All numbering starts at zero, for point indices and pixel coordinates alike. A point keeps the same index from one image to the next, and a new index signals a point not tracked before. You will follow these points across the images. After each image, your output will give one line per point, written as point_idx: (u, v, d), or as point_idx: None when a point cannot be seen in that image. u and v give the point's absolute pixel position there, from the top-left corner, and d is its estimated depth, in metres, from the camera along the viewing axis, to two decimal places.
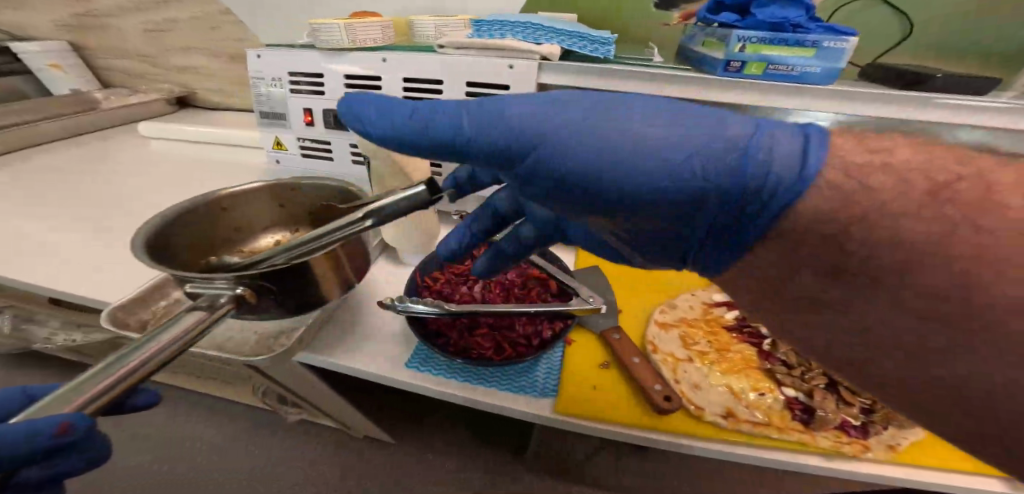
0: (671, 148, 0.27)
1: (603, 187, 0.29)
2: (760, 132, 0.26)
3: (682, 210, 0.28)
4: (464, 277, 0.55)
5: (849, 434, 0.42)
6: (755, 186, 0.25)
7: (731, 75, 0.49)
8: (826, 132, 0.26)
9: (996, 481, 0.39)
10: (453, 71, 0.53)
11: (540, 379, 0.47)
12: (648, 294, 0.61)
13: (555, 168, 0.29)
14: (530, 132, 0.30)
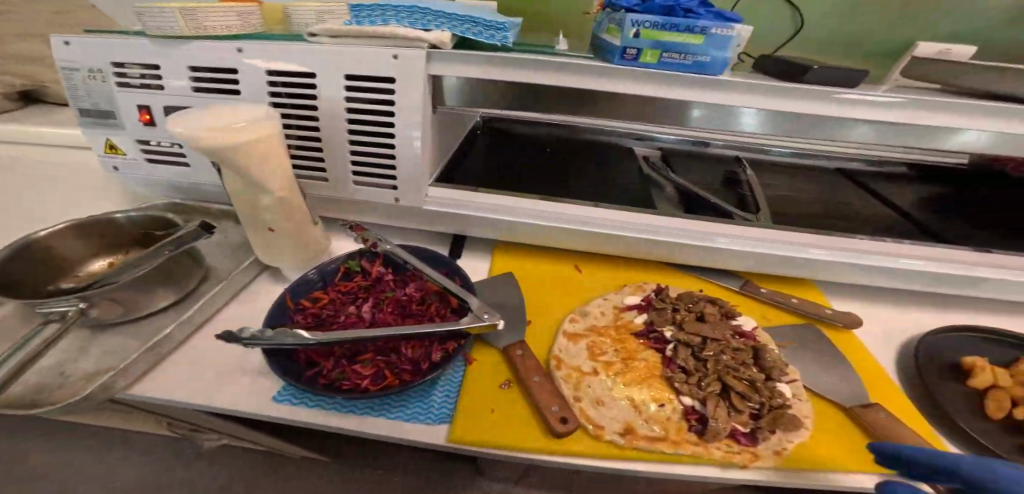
0: None
1: None
2: None
3: None
4: (351, 295, 0.48)
5: (739, 442, 0.41)
6: None
7: (626, 63, 0.48)
8: None
9: (876, 478, 0.40)
10: (327, 62, 0.45)
11: (433, 403, 0.43)
12: (560, 300, 0.58)
13: None
14: None
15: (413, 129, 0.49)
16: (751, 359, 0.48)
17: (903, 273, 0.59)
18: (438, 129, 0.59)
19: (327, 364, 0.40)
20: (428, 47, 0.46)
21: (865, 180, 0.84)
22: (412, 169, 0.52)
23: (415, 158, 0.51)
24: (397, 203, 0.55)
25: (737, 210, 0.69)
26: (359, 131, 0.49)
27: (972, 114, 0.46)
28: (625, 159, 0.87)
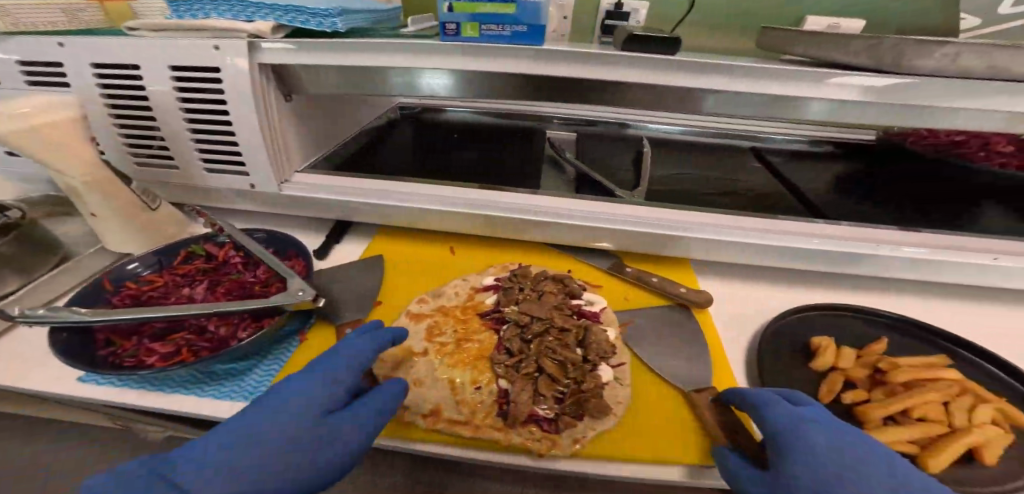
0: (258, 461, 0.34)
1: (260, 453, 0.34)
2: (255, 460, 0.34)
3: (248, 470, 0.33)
4: (188, 278, 0.51)
5: (540, 429, 0.41)
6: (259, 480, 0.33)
7: (450, 39, 0.46)
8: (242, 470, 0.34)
9: (669, 468, 0.40)
10: (144, 53, 0.46)
11: (248, 381, 0.45)
12: (422, 282, 0.59)
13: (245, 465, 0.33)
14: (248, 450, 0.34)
15: (248, 119, 0.49)
16: (579, 341, 0.48)
17: (772, 252, 0.57)
18: (297, 116, 0.59)
19: (129, 345, 0.43)
20: (249, 36, 0.45)
21: (774, 160, 0.83)
22: (258, 157, 0.53)
23: (257, 146, 0.51)
24: (253, 189, 0.56)
25: (615, 188, 0.68)
26: (195, 120, 0.50)
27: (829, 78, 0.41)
28: (532, 145, 0.86)
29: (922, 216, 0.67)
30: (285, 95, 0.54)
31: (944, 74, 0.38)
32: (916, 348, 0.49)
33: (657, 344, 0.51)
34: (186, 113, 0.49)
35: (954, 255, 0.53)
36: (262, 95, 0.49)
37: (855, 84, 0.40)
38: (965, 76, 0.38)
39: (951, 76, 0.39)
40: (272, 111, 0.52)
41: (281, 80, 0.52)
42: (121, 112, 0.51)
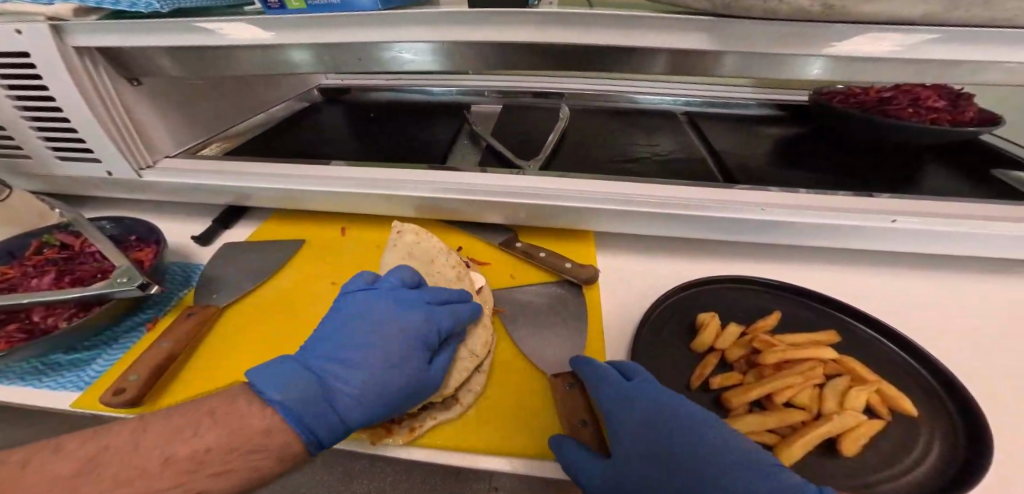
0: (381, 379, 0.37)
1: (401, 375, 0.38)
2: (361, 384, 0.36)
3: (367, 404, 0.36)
4: (36, 268, 0.50)
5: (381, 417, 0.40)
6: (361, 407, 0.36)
7: (275, 13, 0.44)
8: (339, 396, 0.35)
9: (507, 459, 0.36)
10: None
11: (87, 371, 0.43)
12: (309, 262, 0.56)
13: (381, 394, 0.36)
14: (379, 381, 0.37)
15: (72, 97, 0.49)
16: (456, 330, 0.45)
17: (670, 219, 0.52)
18: (165, 99, 0.58)
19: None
20: (48, 20, 0.44)
21: (707, 127, 0.78)
22: (99, 141, 0.52)
23: (94, 131, 0.51)
24: (113, 177, 0.57)
25: (518, 159, 0.63)
26: (28, 110, 0.51)
27: (648, 31, 0.40)
28: (451, 121, 0.81)
29: (855, 178, 0.61)
30: (131, 79, 0.53)
31: (778, 15, 0.36)
32: (814, 323, 0.47)
33: (528, 323, 0.47)
34: (16, 103, 0.50)
35: (863, 213, 0.48)
36: (86, 81, 0.48)
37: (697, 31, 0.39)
38: (803, 17, 0.35)
39: (788, 16, 0.36)
40: (110, 95, 0.51)
41: (116, 63, 0.50)
42: None
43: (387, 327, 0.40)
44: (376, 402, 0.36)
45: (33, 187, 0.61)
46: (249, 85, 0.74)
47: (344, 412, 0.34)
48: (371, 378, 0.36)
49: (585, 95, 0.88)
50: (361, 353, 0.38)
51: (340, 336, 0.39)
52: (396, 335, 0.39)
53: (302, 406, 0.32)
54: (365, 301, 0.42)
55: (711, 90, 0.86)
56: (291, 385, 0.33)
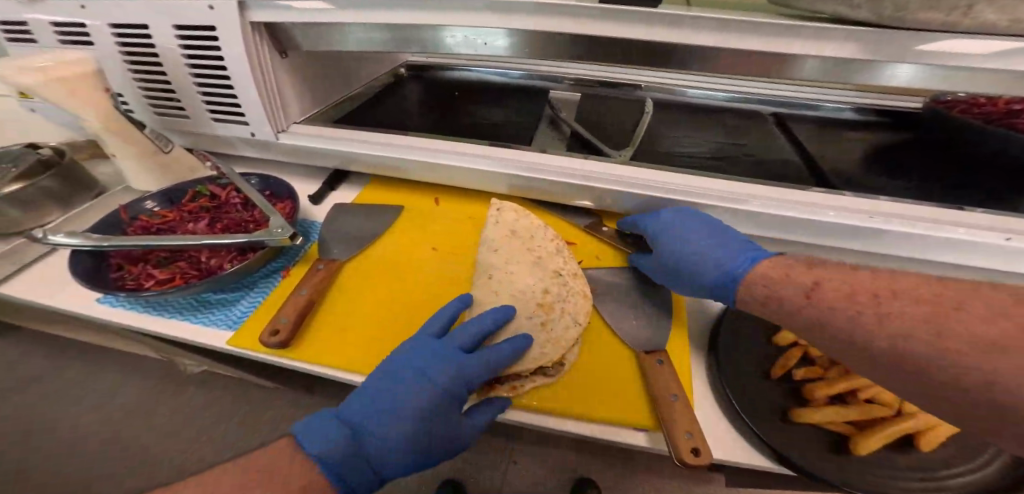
0: (399, 446, 0.38)
1: (420, 445, 0.39)
2: (377, 447, 0.38)
3: (379, 466, 0.38)
4: (192, 215, 0.58)
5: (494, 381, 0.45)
6: (373, 469, 0.37)
7: None
8: (357, 457, 0.36)
9: (609, 428, 0.40)
10: (152, 14, 0.54)
11: (234, 311, 0.51)
12: (411, 228, 0.62)
13: (390, 463, 0.38)
14: (395, 450, 0.38)
15: (240, 66, 0.55)
16: (562, 305, 0.48)
17: (761, 217, 0.53)
18: (297, 72, 0.65)
19: (137, 269, 0.51)
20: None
21: (797, 128, 0.76)
22: (252, 104, 0.60)
23: (250, 96, 0.58)
24: (254, 137, 0.64)
25: (608, 147, 0.66)
26: (197, 75, 0.59)
27: (794, 35, 0.40)
28: (534, 105, 0.84)
29: (962, 193, 0.59)
30: (280, 51, 0.60)
31: (954, 28, 0.35)
32: None
33: (618, 302, 0.51)
34: (189, 69, 0.58)
35: (975, 228, 0.47)
36: (253, 53, 0.55)
37: (850, 39, 0.39)
38: (984, 31, 0.35)
39: (965, 30, 0.35)
40: (266, 65, 0.58)
41: (272, 35, 0.57)
42: (133, 59, 0.60)
43: (424, 387, 0.39)
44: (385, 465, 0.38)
45: (182, 143, 0.71)
46: (353, 60, 0.80)
47: (372, 459, 0.37)
48: (399, 438, 0.38)
49: (667, 87, 0.88)
50: (393, 408, 0.39)
51: (381, 383, 0.40)
52: (430, 398, 0.39)
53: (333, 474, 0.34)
54: (421, 357, 0.41)
55: (803, 91, 0.83)
56: (331, 442, 0.35)
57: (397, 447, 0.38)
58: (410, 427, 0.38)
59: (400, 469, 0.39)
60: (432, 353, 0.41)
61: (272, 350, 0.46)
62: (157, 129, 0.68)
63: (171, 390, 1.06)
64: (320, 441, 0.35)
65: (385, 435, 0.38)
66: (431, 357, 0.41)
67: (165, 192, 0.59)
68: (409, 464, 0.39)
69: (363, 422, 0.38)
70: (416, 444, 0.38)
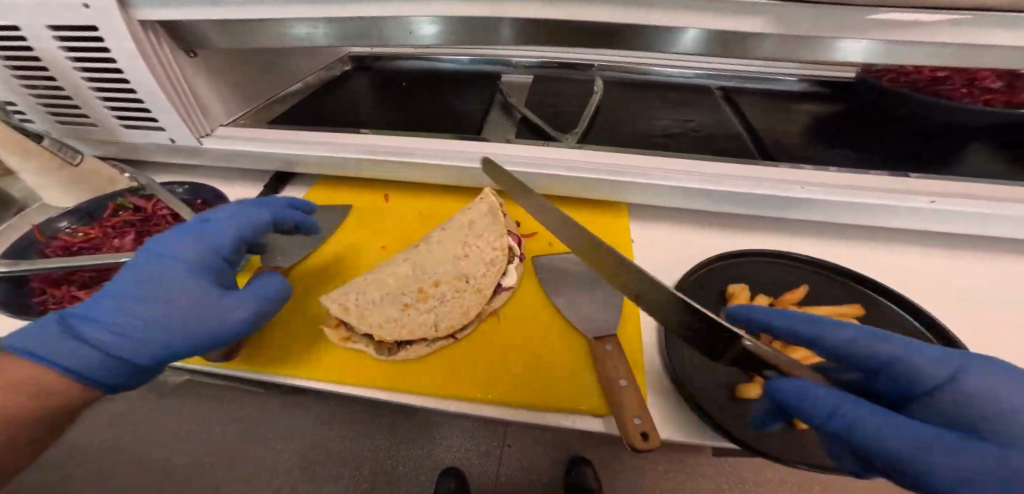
0: (145, 328, 0.38)
1: (171, 331, 0.39)
2: (116, 333, 0.37)
3: (124, 353, 0.37)
4: (117, 230, 0.55)
5: (447, 373, 0.44)
6: (116, 356, 0.37)
7: None
8: (86, 339, 0.36)
9: (565, 416, 0.41)
10: (22, 15, 0.49)
11: None
12: (358, 226, 0.60)
13: (139, 348, 0.38)
14: (143, 333, 0.38)
15: (139, 72, 0.52)
16: (438, 297, 0.50)
17: (707, 193, 0.53)
18: (212, 69, 0.61)
19: (59, 293, 0.47)
20: None
21: (742, 102, 0.77)
22: (161, 107, 0.56)
23: (158, 99, 0.55)
24: (176, 143, 0.61)
25: (555, 131, 0.65)
26: (92, 80, 0.55)
27: (698, 10, 0.40)
28: (484, 92, 0.82)
29: (892, 156, 0.61)
30: (188, 51, 0.56)
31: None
32: (838, 298, 0.47)
33: (569, 289, 0.50)
34: (81, 73, 0.54)
35: (900, 192, 0.49)
36: (153, 54, 0.52)
37: (749, 14, 0.39)
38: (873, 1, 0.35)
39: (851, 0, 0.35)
40: (169, 64, 0.54)
41: (175, 36, 0.54)
42: (12, 64, 0.54)
43: (170, 273, 0.41)
44: (132, 350, 0.37)
45: (97, 152, 0.67)
46: (285, 53, 0.75)
47: (112, 346, 0.36)
48: (145, 324, 0.38)
49: (619, 66, 0.87)
50: (138, 298, 0.39)
51: (130, 284, 0.40)
52: (180, 282, 0.40)
53: (58, 360, 0.34)
54: (171, 248, 0.43)
55: (750, 65, 0.84)
56: (44, 338, 0.34)
57: (138, 330, 0.38)
58: (152, 309, 0.39)
59: (150, 356, 0.38)
60: (182, 243, 0.43)
61: (216, 361, 0.45)
62: (63, 139, 0.64)
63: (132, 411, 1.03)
64: (29, 336, 0.34)
65: (122, 320, 0.38)
66: (174, 249, 0.42)
67: (82, 207, 0.54)
68: (164, 352, 0.39)
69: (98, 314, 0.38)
70: (161, 325, 0.39)
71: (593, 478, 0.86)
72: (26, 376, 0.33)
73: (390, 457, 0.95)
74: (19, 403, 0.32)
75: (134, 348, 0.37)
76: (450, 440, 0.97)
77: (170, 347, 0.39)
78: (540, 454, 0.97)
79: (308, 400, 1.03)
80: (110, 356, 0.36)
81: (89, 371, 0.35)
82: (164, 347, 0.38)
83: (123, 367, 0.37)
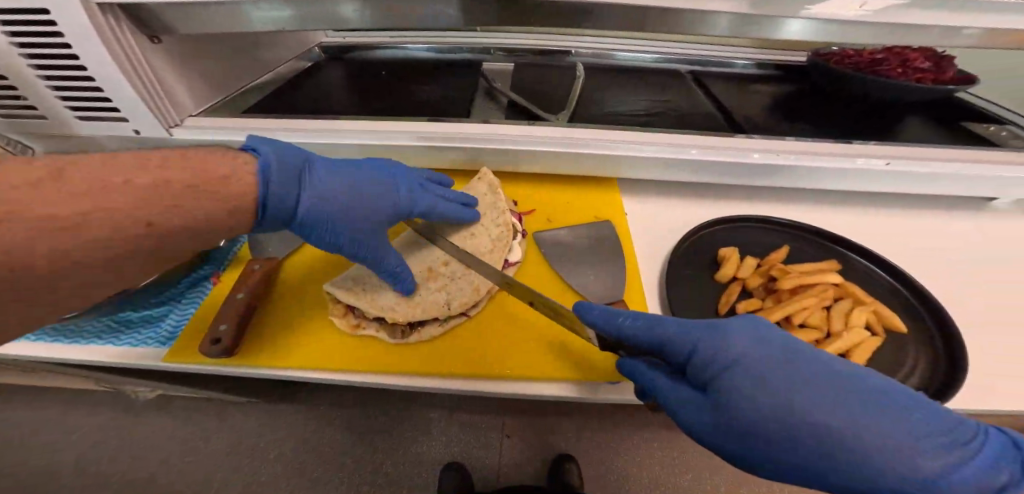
0: (325, 202, 0.43)
1: (338, 222, 0.44)
2: (308, 192, 0.42)
3: (296, 213, 0.42)
4: None
5: (463, 355, 0.44)
6: (287, 212, 0.41)
7: None
8: (286, 176, 0.41)
9: (581, 385, 0.43)
10: None
11: (165, 327, 0.45)
12: None
13: (310, 216, 0.42)
14: (318, 207, 0.43)
15: (97, 54, 0.47)
16: (449, 276, 0.50)
17: (695, 163, 0.56)
18: (177, 56, 0.55)
19: None
20: None
21: (712, 84, 0.82)
22: (125, 97, 0.52)
23: (121, 89, 0.50)
24: (140, 135, 0.57)
25: (543, 113, 0.66)
26: (40, 66, 0.49)
27: None
28: (463, 79, 0.81)
29: (847, 129, 0.68)
30: (150, 35, 0.51)
31: None
32: (815, 256, 0.52)
33: (573, 263, 0.51)
34: (27, 61, 0.48)
35: (860, 160, 0.55)
36: (115, 39, 0.47)
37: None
38: None
39: None
40: (133, 51, 0.49)
41: (136, 19, 0.48)
42: None
43: (384, 187, 0.47)
44: (307, 210, 0.42)
45: (47, 147, 0.61)
46: (254, 40, 0.71)
47: (300, 202, 0.42)
48: (333, 197, 0.44)
49: (593, 52, 0.89)
50: (349, 181, 0.45)
51: (354, 171, 0.47)
52: (382, 195, 0.46)
53: (273, 174, 0.40)
54: (394, 173, 0.49)
55: (716, 50, 0.89)
56: (277, 162, 0.40)
57: (315, 200, 0.42)
58: (336, 197, 0.44)
59: (309, 227, 0.43)
60: (400, 176, 0.49)
61: (211, 359, 0.42)
62: (6, 133, 0.58)
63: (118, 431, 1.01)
64: (274, 148, 0.42)
65: (325, 188, 0.44)
66: (398, 177, 0.49)
67: None
68: (319, 230, 0.43)
69: (313, 168, 0.44)
70: (334, 218, 0.44)
71: (576, 475, 0.91)
72: (223, 176, 0.36)
73: (390, 457, 0.99)
74: (171, 200, 0.33)
75: (306, 214, 0.42)
76: (450, 436, 1.01)
77: (333, 229, 0.44)
78: (537, 437, 1.02)
79: (304, 410, 1.04)
80: (284, 211, 0.41)
81: (270, 198, 0.39)
82: (327, 226, 0.43)
83: (279, 221, 0.41)
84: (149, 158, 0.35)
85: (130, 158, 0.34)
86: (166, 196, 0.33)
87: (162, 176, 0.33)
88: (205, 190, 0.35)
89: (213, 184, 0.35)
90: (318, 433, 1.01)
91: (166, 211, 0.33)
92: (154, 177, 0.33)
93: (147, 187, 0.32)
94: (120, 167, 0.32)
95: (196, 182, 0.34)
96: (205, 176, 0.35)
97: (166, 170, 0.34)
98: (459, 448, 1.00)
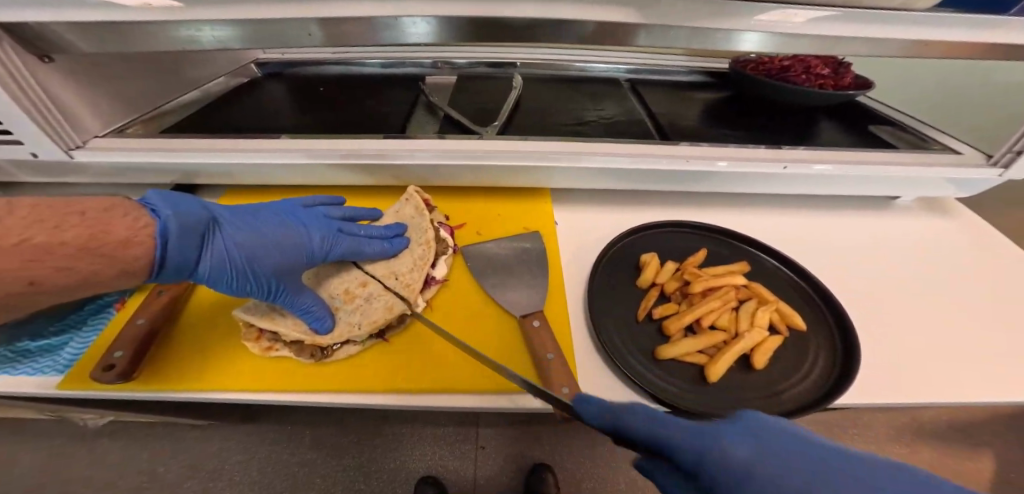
0: (230, 255, 0.42)
1: (243, 271, 0.43)
2: (209, 245, 0.42)
3: (197, 267, 0.41)
4: None
5: (382, 369, 0.43)
6: (187, 266, 0.40)
7: None
8: (187, 231, 0.39)
9: (501, 395, 0.43)
10: None
11: (65, 354, 0.43)
12: None
13: (212, 270, 0.42)
14: (220, 260, 0.42)
15: None
16: (367, 297, 0.50)
17: (616, 172, 0.58)
18: (74, 76, 0.53)
19: None
20: None
21: (647, 92, 0.85)
22: (21, 122, 0.50)
23: (13, 113, 0.49)
24: (40, 157, 0.56)
25: (475, 125, 0.67)
26: None
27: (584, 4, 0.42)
28: (404, 92, 0.82)
29: (764, 134, 0.71)
30: (42, 56, 0.49)
31: None
32: (732, 258, 0.54)
33: (498, 275, 0.52)
34: None
35: (771, 164, 0.58)
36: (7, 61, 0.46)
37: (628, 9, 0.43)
38: None
39: None
40: (26, 76, 0.48)
41: (23, 39, 0.46)
42: None
43: (296, 232, 0.46)
44: (208, 264, 0.41)
45: None
46: (172, 57, 0.69)
47: (200, 256, 0.41)
48: (240, 247, 0.43)
49: (537, 63, 0.91)
50: (258, 230, 0.45)
51: (267, 218, 0.46)
52: (293, 241, 0.45)
53: (170, 231, 0.38)
54: (311, 217, 0.49)
55: (652, 59, 0.93)
56: (181, 212, 0.40)
57: (218, 253, 0.42)
58: (241, 249, 0.43)
59: (212, 280, 0.43)
60: (322, 221, 0.49)
61: (107, 386, 0.40)
62: None
63: (56, 466, 0.96)
64: (172, 199, 0.40)
65: (229, 241, 0.43)
66: (315, 220, 0.48)
67: None
68: (225, 281, 0.43)
69: (217, 219, 0.43)
70: (240, 269, 0.43)
71: (552, 483, 0.92)
72: (126, 237, 0.36)
73: (362, 474, 0.95)
74: (60, 263, 0.33)
75: (208, 269, 0.42)
76: (423, 450, 0.99)
77: (241, 281, 0.43)
78: (508, 445, 1.02)
79: (258, 433, 1.00)
80: (185, 265, 0.40)
81: (166, 254, 0.38)
82: (234, 278, 0.43)
83: (181, 276, 0.41)
84: (46, 210, 0.34)
85: (26, 211, 0.33)
86: (53, 261, 0.32)
87: (55, 236, 0.33)
88: (101, 255, 0.34)
89: (110, 246, 0.35)
90: (272, 459, 0.97)
91: (53, 273, 0.33)
92: (49, 236, 0.33)
93: (37, 247, 0.32)
94: (9, 221, 0.32)
95: (93, 244, 0.34)
96: (105, 236, 0.35)
97: (63, 229, 0.34)
98: (427, 462, 0.98)
